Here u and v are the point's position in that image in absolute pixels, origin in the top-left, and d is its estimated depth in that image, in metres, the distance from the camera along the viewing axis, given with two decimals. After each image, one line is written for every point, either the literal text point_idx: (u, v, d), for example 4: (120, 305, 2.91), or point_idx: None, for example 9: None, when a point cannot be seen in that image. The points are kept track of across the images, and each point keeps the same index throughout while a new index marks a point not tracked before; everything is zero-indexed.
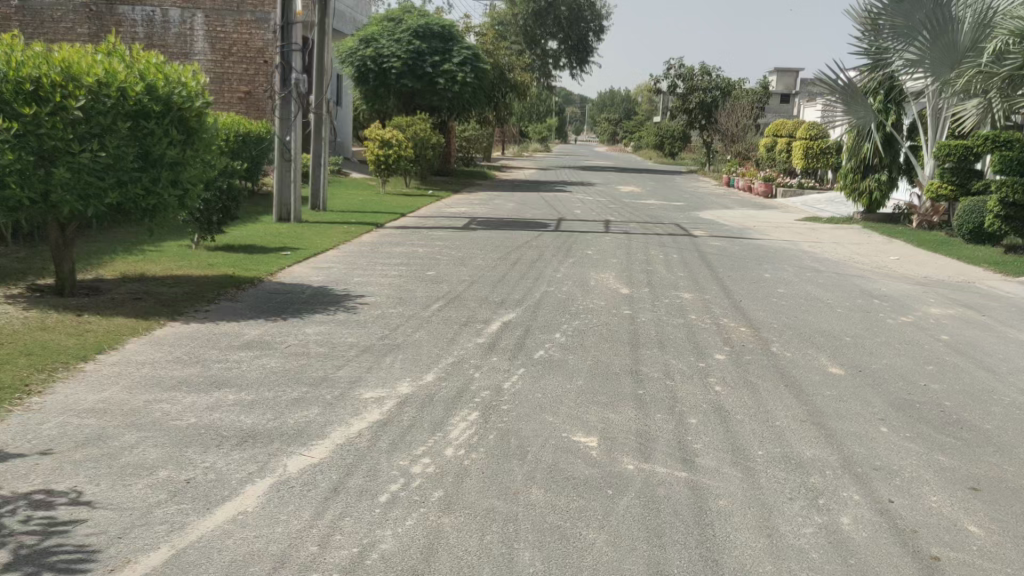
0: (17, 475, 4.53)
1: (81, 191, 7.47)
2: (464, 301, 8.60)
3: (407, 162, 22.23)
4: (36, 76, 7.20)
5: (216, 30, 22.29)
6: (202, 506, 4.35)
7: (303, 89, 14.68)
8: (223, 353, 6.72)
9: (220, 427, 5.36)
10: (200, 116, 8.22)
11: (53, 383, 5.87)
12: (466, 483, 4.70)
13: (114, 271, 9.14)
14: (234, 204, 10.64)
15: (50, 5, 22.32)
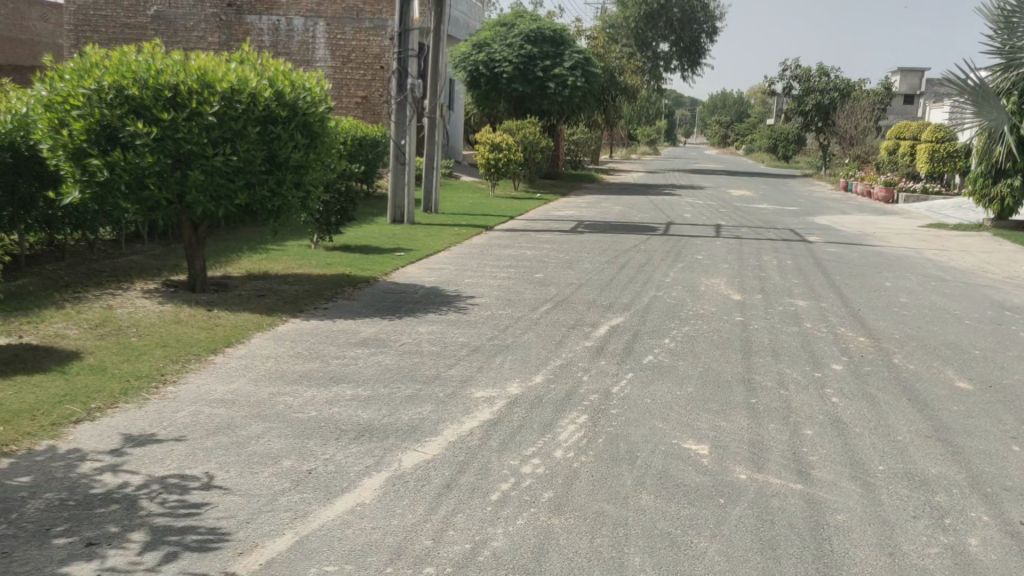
0: (155, 459, 4.84)
1: (213, 192, 7.89)
2: (573, 304, 8.64)
3: (515, 165, 22.45)
4: (174, 84, 7.67)
5: (336, 37, 23.09)
6: (323, 497, 4.54)
7: (419, 94, 14.98)
8: (341, 350, 6.98)
9: (339, 420, 5.58)
10: (323, 121, 8.55)
11: (186, 374, 6.23)
12: (576, 485, 4.74)
13: (240, 269, 9.60)
14: (352, 205, 11.01)
15: (183, 16, 23.55)
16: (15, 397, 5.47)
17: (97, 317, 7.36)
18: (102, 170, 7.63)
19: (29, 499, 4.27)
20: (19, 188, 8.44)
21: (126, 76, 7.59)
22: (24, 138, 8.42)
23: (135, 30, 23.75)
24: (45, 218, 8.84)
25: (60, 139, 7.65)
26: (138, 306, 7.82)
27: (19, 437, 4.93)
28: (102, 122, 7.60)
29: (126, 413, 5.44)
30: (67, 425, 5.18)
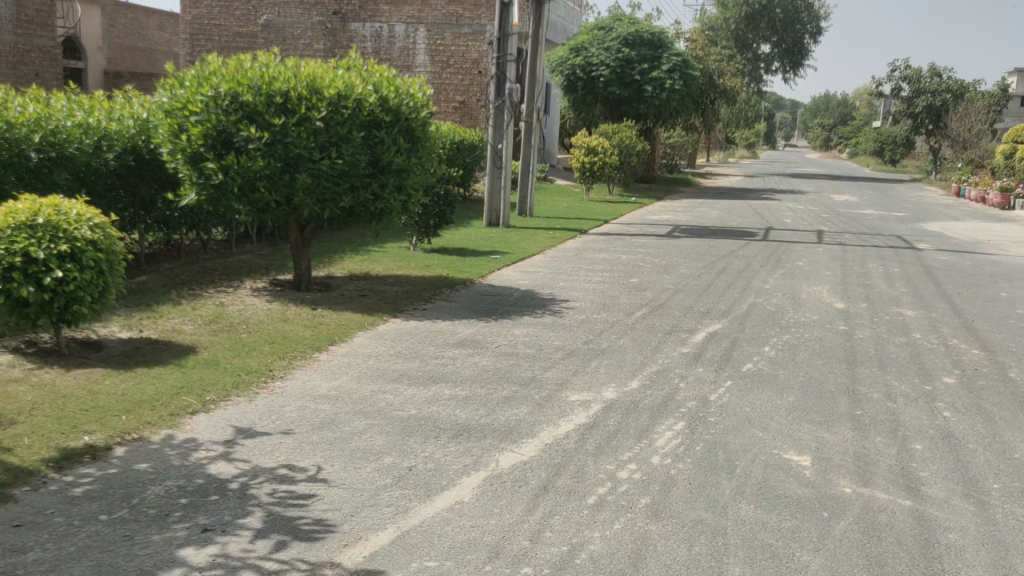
0: (264, 451, 5.05)
1: (319, 195, 8.17)
2: (669, 310, 8.56)
3: (610, 169, 22.35)
4: (285, 90, 7.98)
5: (436, 43, 23.49)
6: (423, 494, 4.64)
7: (516, 99, 15.06)
8: (440, 350, 7.11)
9: (438, 419, 5.70)
10: (424, 125, 8.73)
11: (293, 370, 6.48)
12: (674, 492, 4.71)
13: (342, 270, 9.89)
14: (450, 209, 11.20)
15: (291, 25, 24.37)
16: (136, 388, 5.78)
17: (210, 313, 7.71)
18: (217, 173, 7.99)
19: (149, 485, 4.52)
20: (141, 190, 8.97)
21: (241, 82, 7.91)
22: (146, 142, 8.89)
23: (246, 39, 24.74)
24: (163, 219, 9.37)
25: (179, 143, 8.05)
26: (248, 303, 8.15)
27: (140, 426, 5.22)
28: (218, 127, 7.97)
29: (237, 407, 5.69)
30: (184, 416, 5.45)
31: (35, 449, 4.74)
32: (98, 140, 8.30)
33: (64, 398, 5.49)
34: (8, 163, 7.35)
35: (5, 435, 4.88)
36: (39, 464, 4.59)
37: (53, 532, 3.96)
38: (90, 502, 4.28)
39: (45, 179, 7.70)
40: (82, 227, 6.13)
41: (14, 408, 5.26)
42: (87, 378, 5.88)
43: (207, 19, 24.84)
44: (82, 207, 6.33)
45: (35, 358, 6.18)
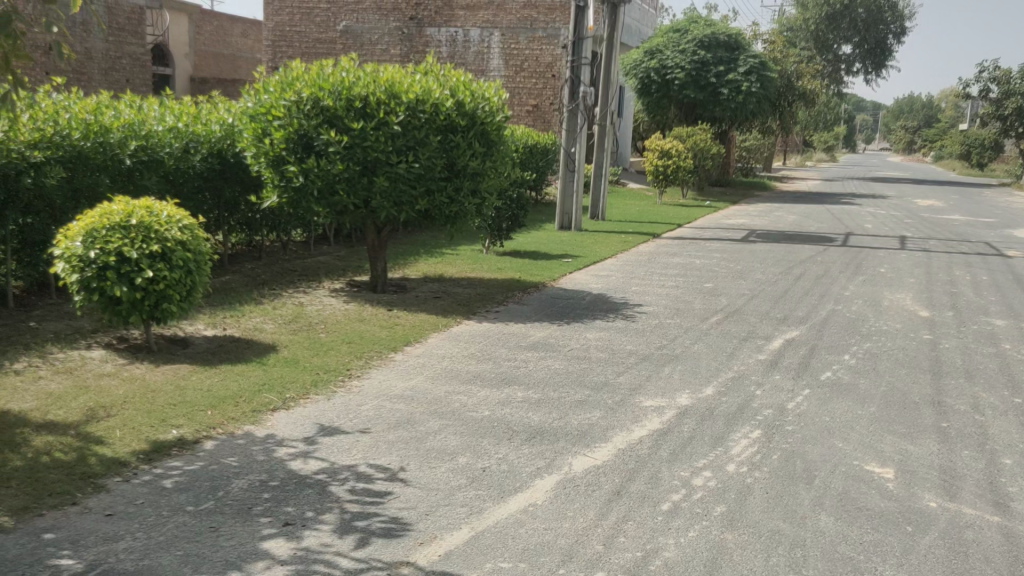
0: (342, 449, 5.16)
1: (396, 198, 8.31)
2: (745, 316, 8.44)
3: (684, 172, 22.11)
4: (365, 95, 8.15)
5: (511, 47, 23.60)
6: (497, 495, 4.68)
7: (590, 102, 15.04)
8: (513, 353, 7.16)
9: (511, 422, 5.73)
10: (500, 129, 8.80)
11: (369, 369, 6.61)
12: (750, 501, 4.65)
13: (417, 272, 10.04)
14: (523, 212, 11.27)
15: (369, 30, 24.80)
16: (221, 384, 5.98)
17: (290, 313, 7.92)
18: (298, 176, 8.21)
19: (234, 478, 4.66)
20: (226, 193, 9.30)
21: (322, 87, 8.15)
22: (231, 146, 9.23)
23: (326, 45, 25.28)
24: (245, 221, 9.72)
25: (263, 147, 8.32)
26: (326, 304, 8.34)
27: (225, 421, 5.39)
28: (300, 131, 8.20)
29: (316, 404, 5.83)
30: (265, 412, 5.61)
31: (126, 441, 4.94)
32: (186, 144, 8.64)
33: (154, 393, 5.71)
34: (103, 166, 7.57)
35: (99, 427, 5.09)
36: (131, 456, 4.78)
37: (144, 521, 4.13)
38: (178, 494, 4.43)
39: (137, 182, 7.97)
40: (172, 227, 6.36)
41: (108, 401, 5.49)
42: (175, 374, 6.10)
43: (288, 26, 25.46)
44: (172, 209, 6.57)
45: (127, 354, 6.44)
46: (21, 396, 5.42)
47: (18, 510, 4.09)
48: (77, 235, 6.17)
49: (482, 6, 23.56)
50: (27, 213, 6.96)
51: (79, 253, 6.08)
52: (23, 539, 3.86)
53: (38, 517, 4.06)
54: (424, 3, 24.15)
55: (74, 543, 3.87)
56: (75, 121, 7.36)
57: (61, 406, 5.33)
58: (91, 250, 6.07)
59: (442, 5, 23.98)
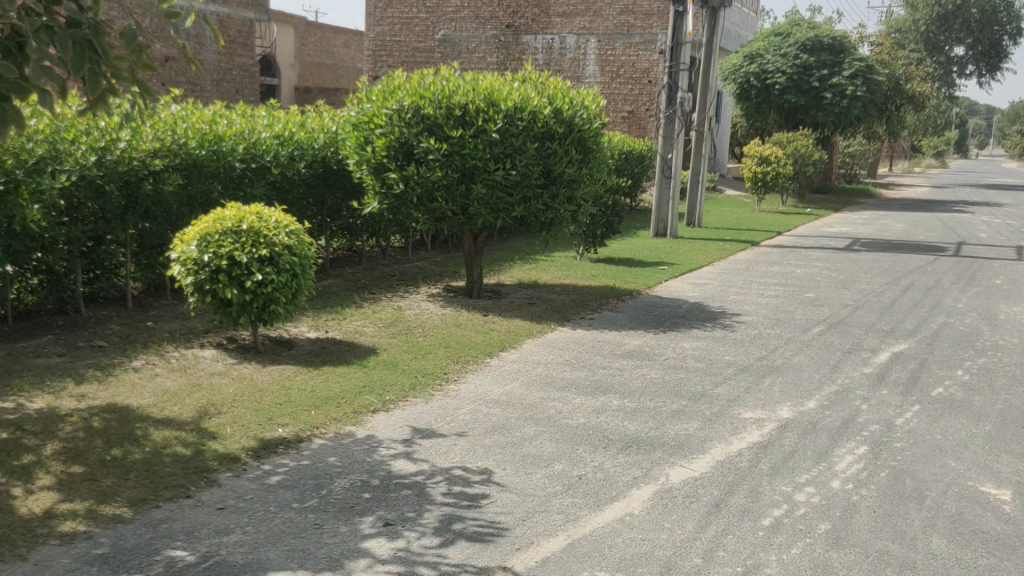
0: (439, 452, 5.23)
1: (493, 205, 8.38)
2: (849, 328, 8.16)
3: (783, 179, 21.56)
4: (464, 104, 8.28)
5: (607, 53, 23.53)
6: (593, 503, 4.66)
7: (688, 108, 14.86)
8: (608, 360, 7.12)
9: (607, 430, 5.70)
10: (597, 137, 8.79)
11: (466, 373, 6.69)
12: (856, 520, 4.50)
13: (511, 277, 10.11)
14: (618, 219, 11.22)
15: (467, 39, 25.13)
16: (323, 385, 6.16)
17: (388, 317, 8.09)
18: (399, 183, 8.42)
19: (336, 477, 4.79)
20: (328, 199, 9.61)
21: (423, 96, 8.33)
22: (334, 154, 9.54)
23: (424, 54, 25.74)
24: (347, 226, 10.03)
25: (365, 155, 8.57)
26: (423, 308, 8.49)
27: (327, 421, 5.55)
28: (400, 139, 8.40)
29: (414, 407, 5.94)
30: (366, 413, 5.75)
31: (236, 438, 5.14)
32: (292, 151, 8.97)
33: (260, 392, 5.92)
34: (215, 173, 7.91)
35: (210, 423, 5.32)
36: (240, 452, 4.97)
37: (253, 516, 4.28)
38: (283, 491, 4.59)
39: (246, 188, 8.30)
40: (280, 233, 6.60)
41: (218, 399, 5.73)
42: (280, 375, 6.31)
43: (389, 36, 26.08)
44: (280, 215, 6.81)
45: (236, 354, 6.71)
46: (139, 392, 5.71)
47: (136, 501, 4.30)
48: (192, 240, 6.47)
49: (579, 12, 23.56)
50: (146, 217, 7.32)
51: (194, 256, 6.39)
52: (141, 528, 4.06)
53: (155, 509, 4.27)
54: (521, 10, 24.32)
55: (187, 535, 4.04)
56: (191, 131, 7.71)
57: (176, 403, 5.58)
58: (205, 253, 6.36)
59: (540, 12, 24.11)
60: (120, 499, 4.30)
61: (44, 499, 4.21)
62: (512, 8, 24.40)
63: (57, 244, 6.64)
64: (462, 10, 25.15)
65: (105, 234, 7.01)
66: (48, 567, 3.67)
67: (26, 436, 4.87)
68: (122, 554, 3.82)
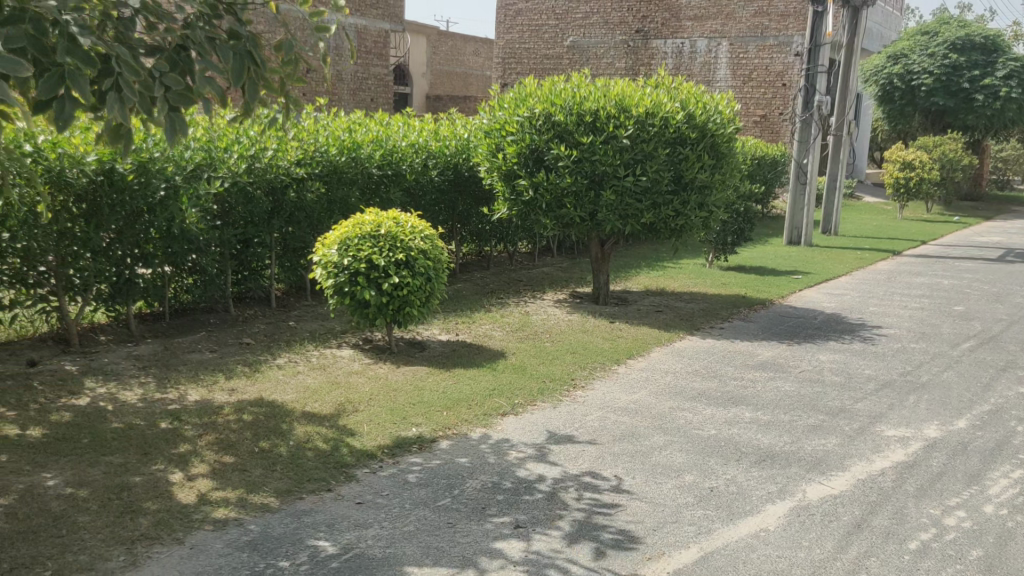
0: (569, 457, 5.24)
1: (622, 212, 8.34)
2: (1003, 344, 7.67)
3: (928, 184, 20.51)
4: (595, 110, 8.29)
5: (739, 56, 22.98)
6: (726, 516, 4.56)
7: (826, 112, 14.35)
8: (740, 371, 6.95)
9: (740, 442, 5.57)
10: (730, 141, 8.63)
11: (594, 380, 6.68)
12: (1012, 547, 4.23)
13: (639, 284, 10.04)
14: (750, 226, 10.98)
15: (596, 44, 25.10)
16: (454, 387, 6.28)
17: (516, 321, 8.18)
18: (529, 190, 8.50)
19: (468, 478, 4.87)
20: (459, 205, 9.84)
21: (555, 103, 8.40)
22: (466, 161, 9.76)
23: (553, 60, 25.85)
24: (476, 232, 10.24)
25: (497, 162, 8.73)
26: (550, 314, 8.54)
27: (458, 422, 5.65)
28: (531, 146, 8.50)
29: (543, 412, 5.98)
30: (496, 416, 5.83)
31: (373, 436, 5.31)
32: (426, 159, 9.25)
33: (395, 391, 6.10)
34: (353, 179, 8.23)
35: (349, 420, 5.52)
36: (377, 449, 5.13)
37: (390, 512, 4.41)
38: (418, 489, 4.71)
39: (381, 195, 8.61)
40: (415, 237, 6.79)
41: (355, 397, 5.94)
42: (413, 375, 6.48)
43: (518, 43, 26.38)
44: (415, 220, 7.02)
45: (371, 354, 6.94)
46: (283, 388, 5.99)
47: (282, 492, 4.51)
48: (334, 244, 6.77)
49: (711, 15, 23.19)
50: (290, 222, 7.69)
51: (334, 259, 6.68)
52: (287, 518, 4.25)
53: (299, 500, 4.46)
54: (651, 15, 24.14)
55: (329, 527, 4.20)
56: (333, 138, 8.04)
57: (317, 399, 5.82)
58: (345, 257, 6.63)
59: (671, 16, 23.84)
60: (268, 489, 4.53)
61: (199, 486, 4.48)
62: (642, 13, 24.23)
63: (210, 246, 7.06)
64: (592, 17, 25.16)
65: (253, 237, 7.41)
66: (204, 550, 3.90)
67: (183, 426, 5.20)
68: (269, 542, 4.01)
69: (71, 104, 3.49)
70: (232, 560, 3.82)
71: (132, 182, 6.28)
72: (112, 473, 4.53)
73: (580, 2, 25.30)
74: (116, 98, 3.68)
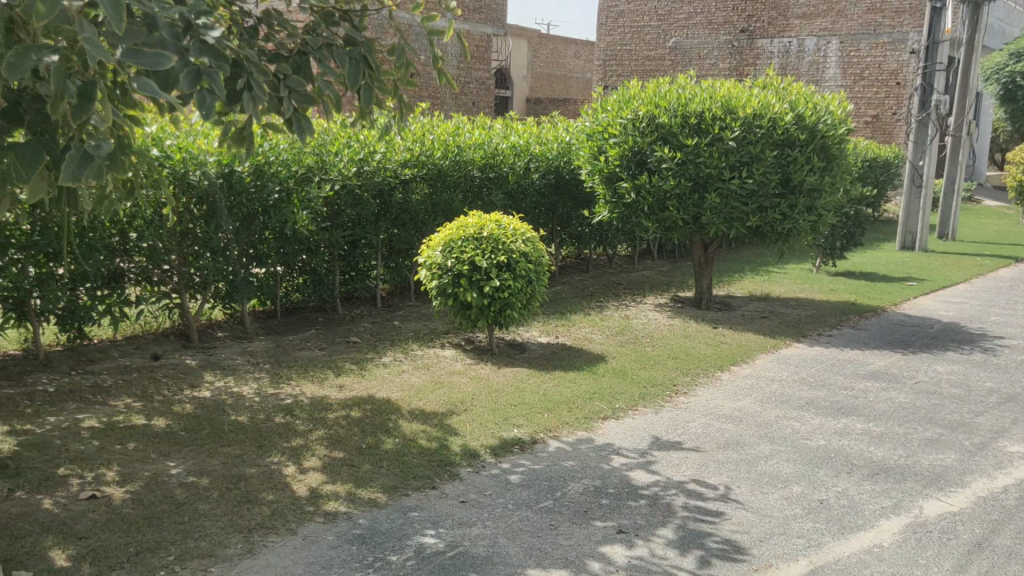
0: (672, 463, 5.18)
1: (727, 215, 8.19)
2: None
3: None
4: (700, 111, 8.18)
5: (850, 55, 22.22)
6: (837, 530, 4.41)
7: (945, 111, 13.74)
8: (850, 381, 6.72)
9: (851, 454, 5.39)
10: (842, 143, 8.37)
11: (696, 386, 6.58)
12: None
13: (743, 289, 9.84)
14: (860, 230, 10.63)
15: (699, 45, 24.69)
16: (555, 389, 6.29)
17: (617, 325, 8.13)
18: (631, 192, 8.45)
19: (570, 481, 4.88)
20: (560, 208, 9.91)
21: (659, 105, 8.33)
22: (567, 164, 9.82)
23: (655, 62, 25.56)
24: (576, 234, 10.27)
25: (599, 164, 8.71)
26: (650, 318, 8.47)
27: (560, 425, 5.66)
28: (633, 148, 8.45)
29: (645, 417, 5.92)
30: (597, 420, 5.81)
31: (476, 436, 5.37)
32: (528, 162, 9.34)
33: (497, 392, 6.16)
34: (457, 182, 8.36)
35: (453, 420, 5.61)
36: (480, 449, 5.20)
37: (493, 512, 4.45)
38: (521, 490, 4.73)
39: (484, 198, 8.76)
40: (517, 240, 6.84)
41: (458, 397, 6.02)
42: (515, 376, 6.53)
43: (620, 45, 26.23)
44: (518, 222, 7.06)
45: (473, 355, 7.03)
46: (389, 386, 6.13)
47: (389, 488, 4.62)
48: (438, 245, 6.89)
49: (820, 14, 22.51)
50: (396, 224, 7.88)
51: (439, 261, 6.79)
52: (393, 514, 4.35)
53: (405, 496, 4.55)
54: (757, 14, 23.56)
55: (434, 524, 4.27)
56: (437, 142, 8.17)
57: (421, 398, 5.93)
58: (449, 259, 6.73)
59: (777, 15, 23.23)
60: (376, 485, 4.64)
61: (311, 480, 4.62)
62: (748, 12, 23.68)
63: (320, 247, 7.33)
64: (695, 17, 24.74)
65: (360, 239, 7.64)
66: (316, 541, 4.02)
67: (295, 420, 5.39)
68: (378, 537, 4.11)
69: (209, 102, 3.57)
70: (342, 552, 3.93)
71: (249, 184, 6.58)
72: (230, 463, 4.73)
73: (683, 3, 24.91)
74: (249, 97, 3.87)
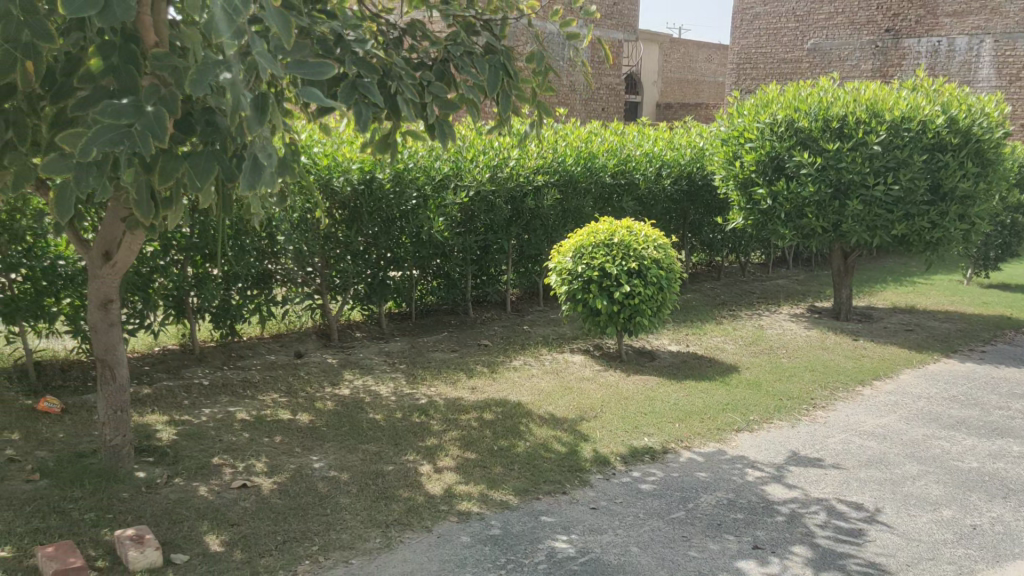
0: (810, 480, 5.00)
1: (870, 223, 7.84)
2: None
3: None
4: (843, 115, 7.85)
5: (1007, 55, 20.69)
6: (992, 558, 4.15)
7: None
8: (1005, 401, 6.31)
9: (1007, 478, 5.05)
10: (998, 147, 7.90)
11: (835, 401, 6.32)
12: None
13: (885, 300, 9.40)
14: (1018, 239, 9.98)
15: (837, 47, 23.68)
16: (687, 399, 6.20)
17: (750, 335, 7.92)
18: (767, 199, 8.24)
19: (703, 493, 4.79)
20: (691, 214, 9.82)
21: (799, 108, 8.10)
22: (700, 170, 9.69)
23: (791, 65, 24.70)
24: (708, 241, 10.16)
25: (734, 170, 8.55)
26: (786, 328, 8.20)
27: (691, 435, 5.57)
28: (771, 153, 8.23)
29: (781, 431, 5.75)
30: (730, 432, 5.67)
31: (606, 442, 5.36)
32: (660, 168, 9.24)
33: (626, 399, 6.12)
34: (588, 188, 8.38)
35: (583, 425, 5.62)
36: (611, 456, 5.18)
37: (623, 520, 4.42)
38: (652, 499, 4.68)
39: (615, 203, 8.75)
40: (649, 247, 6.80)
41: (588, 403, 6.01)
42: (645, 384, 6.47)
43: (755, 49, 25.59)
44: (649, 228, 7.01)
45: (602, 361, 7.02)
46: (519, 390, 6.20)
47: (521, 490, 4.67)
48: (569, 252, 6.91)
49: (973, 10, 21.02)
50: (527, 229, 7.97)
51: (569, 266, 6.82)
52: (524, 516, 4.39)
53: (536, 500, 4.59)
54: (904, 13, 22.18)
55: (566, 529, 4.28)
56: (570, 148, 8.21)
57: (551, 403, 5.97)
58: (579, 264, 6.75)
59: (926, 14, 21.76)
60: (508, 487, 4.70)
61: (445, 479, 4.73)
62: (894, 11, 22.38)
63: (454, 252, 7.49)
64: (836, 17, 23.71)
65: (492, 243, 7.76)
66: (451, 540, 4.11)
67: (430, 420, 5.53)
68: (510, 538, 4.16)
69: (366, 109, 3.71)
70: (476, 552, 4.00)
71: (388, 191, 6.79)
72: (369, 460, 4.90)
73: (823, 3, 23.95)
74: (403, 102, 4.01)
